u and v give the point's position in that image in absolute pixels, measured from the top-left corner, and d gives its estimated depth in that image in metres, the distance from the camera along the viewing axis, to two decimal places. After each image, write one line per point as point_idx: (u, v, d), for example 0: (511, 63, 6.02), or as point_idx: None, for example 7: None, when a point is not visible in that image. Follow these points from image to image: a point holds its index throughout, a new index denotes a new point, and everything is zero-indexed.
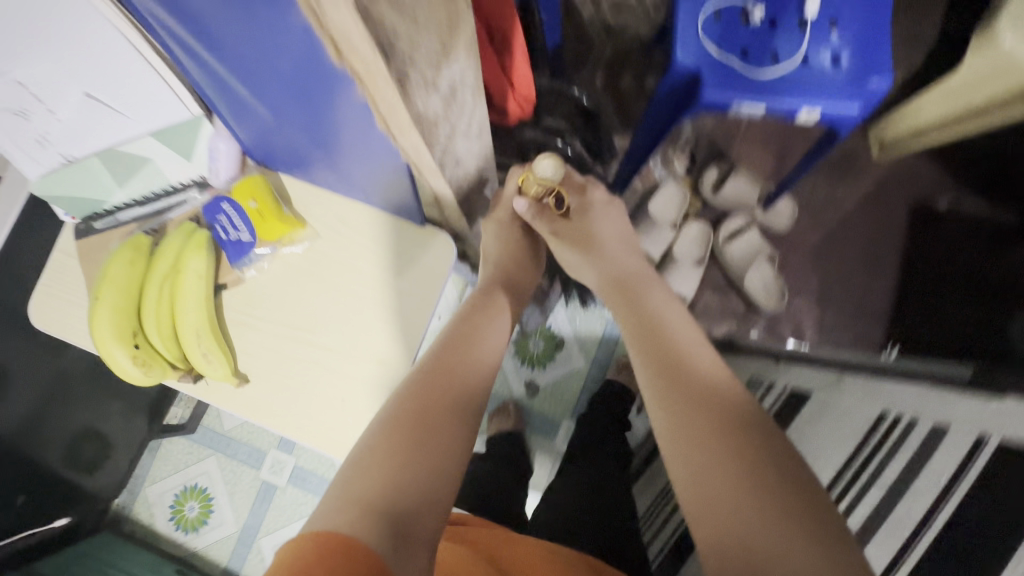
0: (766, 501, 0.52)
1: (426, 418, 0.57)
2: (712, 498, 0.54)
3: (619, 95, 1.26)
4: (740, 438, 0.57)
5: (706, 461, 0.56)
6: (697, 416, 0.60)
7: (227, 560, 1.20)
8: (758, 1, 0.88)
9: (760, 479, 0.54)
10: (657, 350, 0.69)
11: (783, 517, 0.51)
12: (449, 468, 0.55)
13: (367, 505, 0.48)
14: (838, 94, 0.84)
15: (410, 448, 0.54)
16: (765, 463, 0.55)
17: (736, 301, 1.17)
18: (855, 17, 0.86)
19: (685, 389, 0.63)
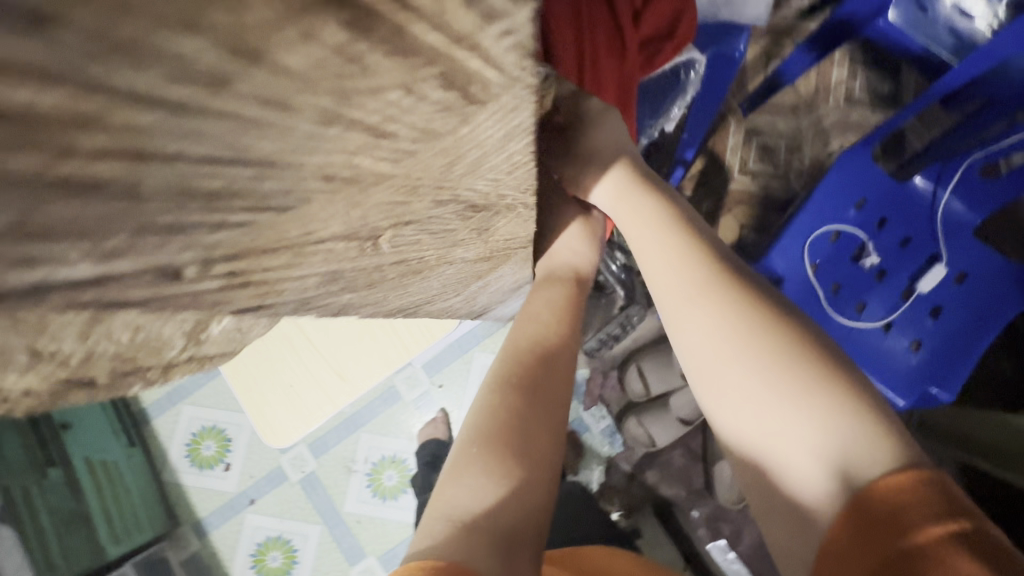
0: (810, 406, 0.39)
1: (517, 412, 0.42)
2: (748, 435, 0.42)
3: (716, 230, 1.23)
4: (764, 343, 0.42)
5: (741, 383, 0.42)
6: (710, 341, 0.44)
7: (148, 403, 1.26)
8: (881, 246, 0.84)
9: (797, 385, 0.40)
10: (655, 249, 0.48)
11: (834, 421, 0.38)
12: (541, 478, 0.41)
13: (469, 531, 0.37)
14: (898, 379, 0.81)
15: (502, 457, 0.40)
16: (804, 359, 0.41)
17: (697, 476, 1.13)
18: (957, 322, 0.82)
19: (692, 311, 0.45)
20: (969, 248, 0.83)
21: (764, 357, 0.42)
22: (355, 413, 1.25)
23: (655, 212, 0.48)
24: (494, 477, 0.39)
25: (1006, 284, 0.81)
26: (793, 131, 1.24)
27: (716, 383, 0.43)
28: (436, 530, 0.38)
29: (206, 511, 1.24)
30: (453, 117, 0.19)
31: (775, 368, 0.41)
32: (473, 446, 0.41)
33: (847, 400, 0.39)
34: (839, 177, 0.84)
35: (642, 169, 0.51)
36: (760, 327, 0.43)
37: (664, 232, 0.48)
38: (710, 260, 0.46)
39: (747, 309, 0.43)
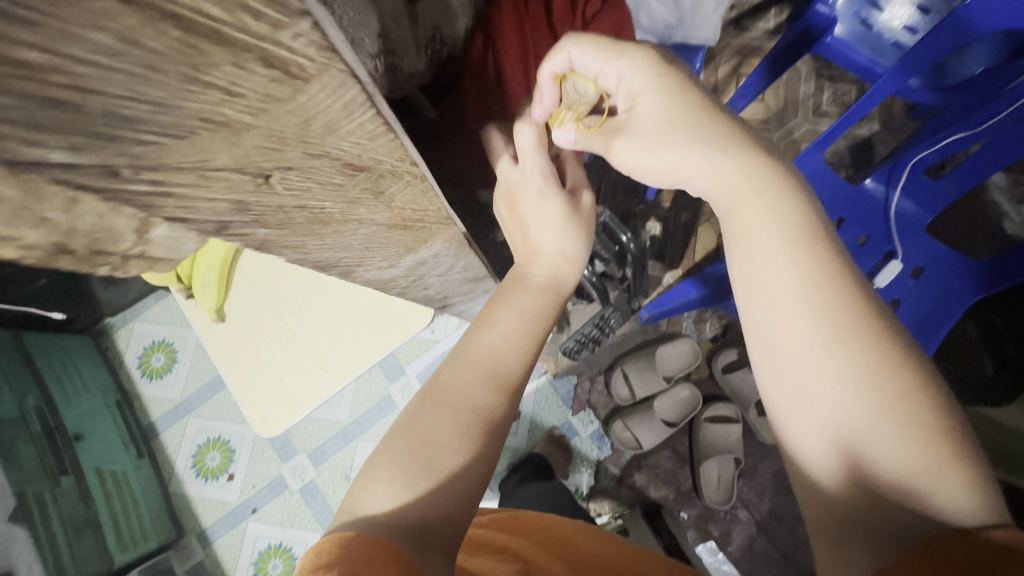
0: (948, 472, 0.36)
1: (437, 422, 0.44)
2: (851, 472, 0.39)
3: (694, 237, 1.28)
4: (904, 387, 0.38)
5: (879, 433, 0.38)
6: (850, 384, 0.39)
7: (156, 417, 1.34)
8: (838, 245, 0.90)
9: (936, 446, 0.36)
10: (782, 266, 0.42)
11: (958, 485, 0.36)
12: (455, 497, 0.42)
13: (370, 525, 0.39)
14: None
15: (411, 458, 0.42)
16: (946, 422, 0.37)
17: (685, 477, 1.21)
18: (914, 314, 0.86)
19: (838, 347, 0.39)
20: (922, 245, 0.88)
21: (906, 411, 0.37)
22: (352, 422, 1.30)
23: (790, 239, 0.43)
24: (402, 474, 0.42)
25: (957, 278, 0.86)
26: (764, 143, 1.30)
27: (829, 420, 0.39)
28: (350, 522, 0.40)
29: (209, 521, 1.28)
30: (289, 85, 0.18)
31: (912, 419, 0.37)
32: (401, 452, 0.43)
33: (965, 460, 0.37)
34: (794, 184, 0.89)
35: (747, 176, 0.45)
36: (905, 372, 0.38)
37: (797, 254, 0.42)
38: (851, 293, 0.41)
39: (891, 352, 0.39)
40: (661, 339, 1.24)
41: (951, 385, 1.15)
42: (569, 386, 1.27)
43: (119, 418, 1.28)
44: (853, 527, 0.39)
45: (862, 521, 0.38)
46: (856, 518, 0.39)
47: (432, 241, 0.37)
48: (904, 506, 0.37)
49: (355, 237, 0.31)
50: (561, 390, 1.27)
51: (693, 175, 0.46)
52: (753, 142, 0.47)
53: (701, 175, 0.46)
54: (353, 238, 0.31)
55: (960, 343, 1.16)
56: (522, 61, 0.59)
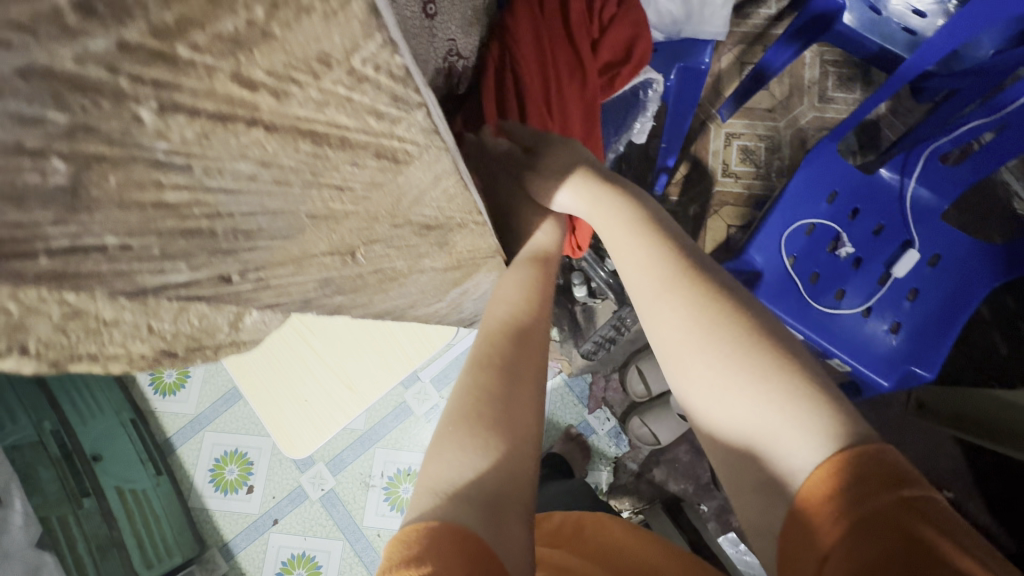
0: (772, 388, 0.42)
1: (492, 390, 0.45)
2: (721, 417, 0.45)
3: (703, 229, 1.28)
4: (722, 326, 0.46)
5: (704, 371, 0.45)
6: (678, 333, 0.48)
7: (171, 433, 1.33)
8: (853, 235, 0.89)
9: (756, 370, 0.43)
10: (634, 245, 0.53)
11: (784, 397, 0.42)
12: (525, 453, 0.44)
13: (454, 498, 0.40)
14: (877, 363, 0.85)
15: (476, 427, 0.43)
16: (762, 347, 0.44)
17: (704, 469, 1.21)
18: (933, 302, 0.86)
19: (660, 304, 0.49)
20: (939, 232, 0.88)
21: (725, 345, 0.45)
22: (369, 430, 1.30)
23: (630, 222, 0.53)
24: (472, 447, 0.43)
25: (976, 263, 0.86)
26: (771, 132, 1.29)
27: (678, 373, 0.48)
28: (425, 500, 0.41)
29: (231, 534, 1.29)
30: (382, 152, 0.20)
31: (736, 346, 0.45)
32: (460, 423, 0.44)
33: (803, 376, 0.43)
34: (808, 175, 0.89)
35: (609, 177, 0.56)
36: (730, 312, 0.47)
37: (640, 232, 0.53)
38: (674, 256, 0.51)
39: (715, 298, 0.47)
40: None
41: (967, 368, 1.15)
42: (584, 383, 1.28)
43: (135, 435, 1.28)
44: (744, 469, 0.43)
45: (747, 460, 0.43)
46: (742, 455, 0.43)
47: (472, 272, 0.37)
48: (754, 434, 0.42)
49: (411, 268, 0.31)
50: (576, 389, 1.29)
51: (572, 194, 0.55)
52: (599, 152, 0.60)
53: (574, 186, 0.55)
54: (405, 276, 0.32)
55: (973, 325, 1.17)
56: (540, 74, 0.58)
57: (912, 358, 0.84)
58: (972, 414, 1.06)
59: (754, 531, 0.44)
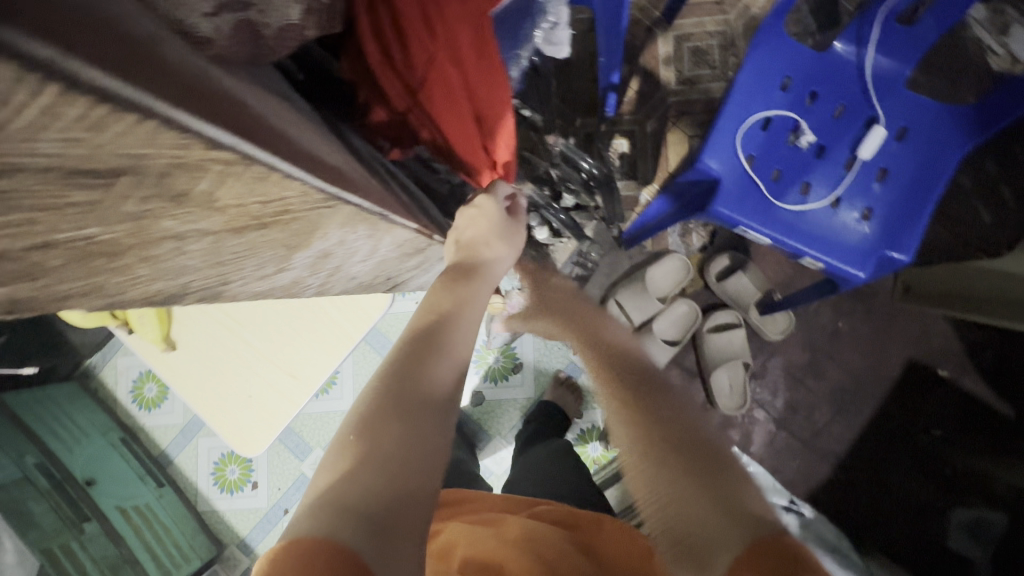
0: (706, 482, 0.55)
1: (403, 400, 0.46)
2: (669, 506, 0.56)
3: (664, 145, 1.20)
4: (678, 436, 0.61)
5: (662, 471, 0.58)
6: (642, 440, 0.63)
7: (166, 444, 1.33)
8: (813, 121, 0.82)
9: (699, 468, 0.57)
10: (626, 403, 0.71)
11: (717, 488, 0.55)
12: (426, 466, 0.45)
13: (340, 509, 0.40)
14: (850, 255, 0.80)
15: (379, 441, 0.44)
16: (703, 454, 0.59)
17: (697, 391, 1.19)
18: (904, 179, 0.80)
19: (626, 426, 0.67)
20: (904, 102, 0.81)
21: (676, 447, 0.60)
22: None
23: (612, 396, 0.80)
24: (370, 462, 0.42)
25: (946, 128, 0.80)
26: (722, 27, 1.19)
27: (640, 478, 0.61)
28: (313, 510, 0.40)
29: (246, 530, 1.30)
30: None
31: (682, 450, 0.59)
32: (365, 434, 0.44)
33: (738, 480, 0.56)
34: (759, 60, 0.80)
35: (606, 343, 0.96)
36: (681, 430, 0.63)
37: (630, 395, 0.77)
38: (654, 402, 0.71)
39: (673, 420, 0.65)
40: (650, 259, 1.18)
41: (952, 244, 1.11)
42: None
43: (128, 453, 1.27)
44: (682, 546, 0.54)
45: (685, 539, 0.53)
46: (686, 533, 0.53)
47: (325, 230, 0.32)
48: (692, 524, 0.53)
49: (208, 231, 0.25)
50: None
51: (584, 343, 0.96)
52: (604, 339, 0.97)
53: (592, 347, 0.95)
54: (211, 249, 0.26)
55: (953, 197, 1.11)
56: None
57: (883, 247, 0.80)
58: (959, 290, 1.03)
59: None
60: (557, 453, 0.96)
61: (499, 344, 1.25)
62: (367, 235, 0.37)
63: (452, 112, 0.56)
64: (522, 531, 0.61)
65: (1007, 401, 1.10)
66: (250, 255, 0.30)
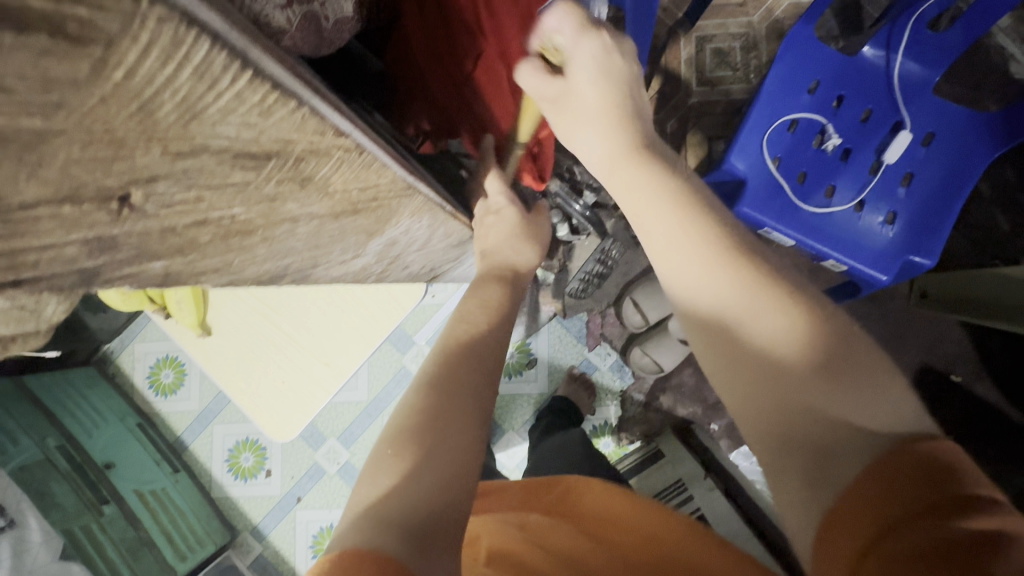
0: (842, 382, 0.38)
1: (435, 410, 0.46)
2: (776, 406, 0.39)
3: (684, 145, 1.21)
4: (792, 323, 0.40)
5: (762, 360, 0.40)
6: (711, 296, 0.43)
7: (181, 431, 1.33)
8: (840, 124, 0.83)
9: (810, 352, 0.39)
10: (659, 235, 0.45)
11: (851, 387, 0.37)
12: (461, 476, 0.44)
13: (380, 520, 0.40)
14: (872, 258, 0.81)
15: (414, 452, 0.44)
16: (847, 370, 0.38)
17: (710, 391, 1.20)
18: (929, 184, 0.81)
19: (692, 224, 0.44)
20: (930, 107, 0.82)
21: (778, 316, 0.40)
22: (373, 400, 1.30)
23: (621, 146, 0.48)
24: (407, 472, 0.43)
25: (972, 136, 0.80)
26: (745, 29, 1.20)
27: (721, 349, 0.42)
28: (356, 522, 0.41)
29: (259, 516, 1.31)
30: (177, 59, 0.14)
31: (802, 352, 0.39)
32: (400, 452, 0.44)
33: (868, 363, 0.39)
34: (788, 62, 0.81)
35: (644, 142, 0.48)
36: (788, 310, 0.40)
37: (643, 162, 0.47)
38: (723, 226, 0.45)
39: (802, 312, 0.40)
40: None
41: (969, 250, 1.11)
42: (581, 323, 1.26)
43: (145, 439, 1.28)
44: (789, 451, 0.38)
45: (796, 441, 0.38)
46: (790, 434, 0.38)
47: (397, 219, 0.34)
48: (822, 422, 0.37)
49: (307, 212, 0.27)
50: (573, 329, 1.26)
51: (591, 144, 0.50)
52: (646, 138, 0.49)
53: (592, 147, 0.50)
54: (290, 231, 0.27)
55: (972, 204, 1.12)
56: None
57: (906, 251, 0.80)
58: (974, 295, 1.05)
59: (784, 509, 0.40)
60: (574, 448, 0.97)
61: (515, 339, 1.26)
62: (423, 227, 0.38)
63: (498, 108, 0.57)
64: (539, 521, 0.62)
65: (1018, 407, 1.11)
66: (330, 240, 0.31)
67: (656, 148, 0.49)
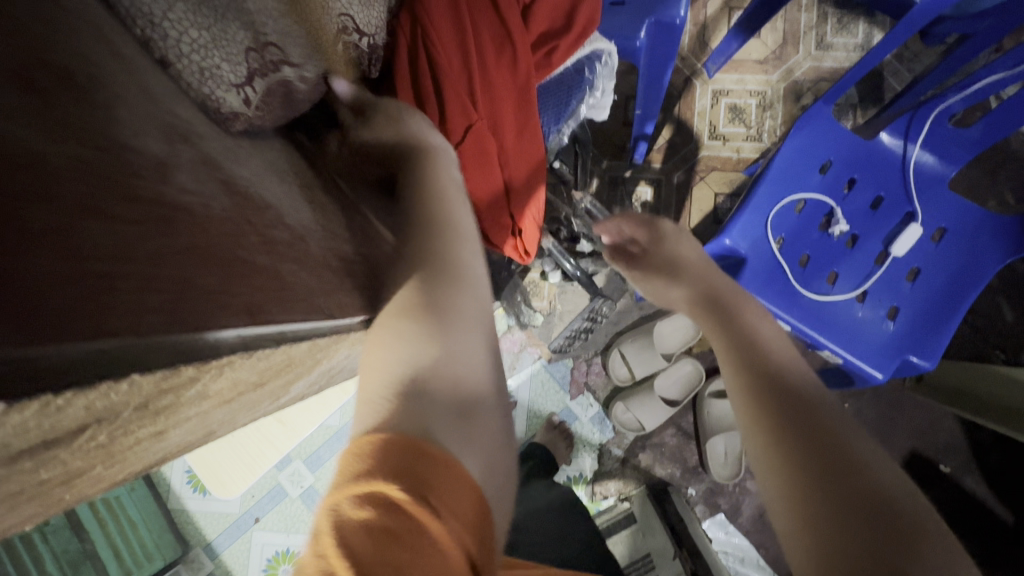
0: (891, 533, 0.32)
1: (418, 281, 0.35)
2: (814, 534, 0.33)
3: (690, 198, 1.17)
4: (843, 453, 0.36)
5: (805, 478, 0.35)
6: (764, 402, 0.41)
7: None
8: (848, 211, 0.79)
9: (856, 486, 0.34)
10: (726, 349, 0.47)
11: (897, 537, 0.32)
12: (479, 345, 0.36)
13: (406, 399, 0.30)
14: (869, 355, 0.76)
15: (410, 321, 0.34)
16: (898, 520, 0.33)
17: (691, 453, 1.17)
18: (935, 283, 0.78)
19: (755, 343, 0.46)
20: (943, 204, 0.79)
21: (829, 442, 0.37)
22: (344, 426, 1.26)
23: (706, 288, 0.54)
24: (411, 343, 0.33)
25: (985, 237, 0.77)
26: (762, 87, 1.17)
27: (767, 464, 0.38)
28: (366, 415, 0.30)
29: (214, 533, 1.26)
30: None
31: (849, 482, 0.34)
32: (396, 320, 0.34)
33: (920, 522, 0.33)
34: (802, 138, 0.77)
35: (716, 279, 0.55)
36: (841, 442, 0.37)
37: (728, 301, 0.52)
38: (790, 360, 0.45)
39: (853, 449, 0.37)
40: (659, 315, 1.15)
41: (971, 339, 1.08)
42: (565, 369, 1.21)
43: None
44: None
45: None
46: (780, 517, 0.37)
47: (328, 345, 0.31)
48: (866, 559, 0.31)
49: (195, 412, 0.23)
50: (557, 375, 1.21)
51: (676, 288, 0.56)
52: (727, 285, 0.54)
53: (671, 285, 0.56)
54: (172, 421, 0.23)
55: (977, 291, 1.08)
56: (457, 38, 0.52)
57: (907, 350, 0.77)
58: (968, 389, 1.01)
59: None
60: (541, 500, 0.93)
61: None
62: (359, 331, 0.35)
63: (476, 157, 0.54)
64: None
65: (1005, 504, 1.07)
66: (233, 403, 0.26)
67: (742, 300, 0.52)
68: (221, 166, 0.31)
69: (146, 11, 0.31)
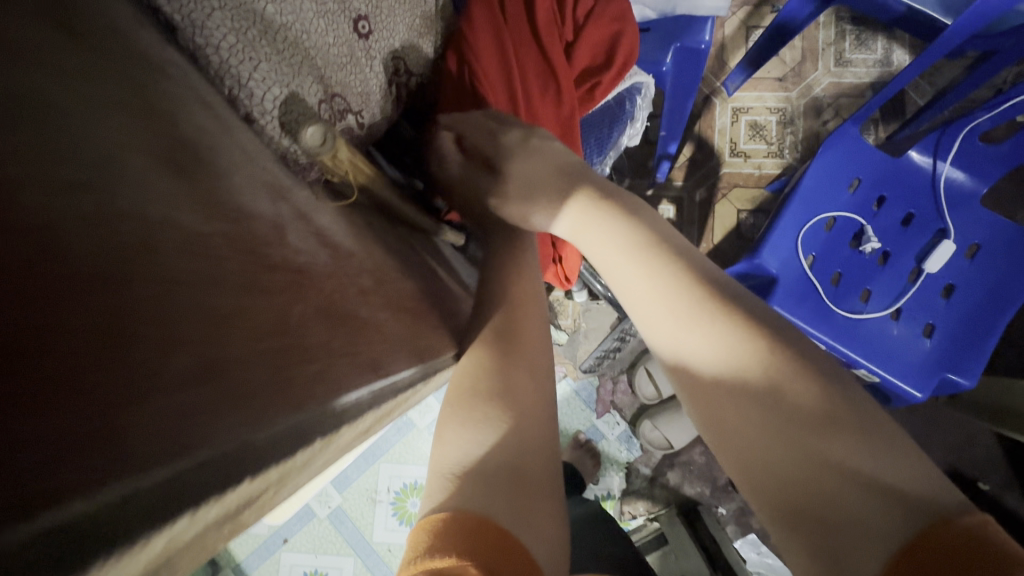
0: (846, 448, 0.34)
1: (487, 365, 0.40)
2: (781, 476, 0.36)
3: (713, 215, 1.18)
4: (791, 390, 0.37)
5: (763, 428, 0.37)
6: (705, 354, 0.40)
7: None
8: (879, 228, 0.80)
9: (811, 422, 0.35)
10: (649, 306, 0.43)
11: (850, 451, 0.34)
12: (541, 418, 0.39)
13: (473, 477, 0.34)
14: (907, 373, 0.76)
15: (481, 401, 0.38)
16: (850, 436, 0.34)
17: (720, 471, 1.16)
18: (971, 300, 0.77)
19: (674, 295, 0.41)
20: (976, 219, 0.78)
21: (777, 383, 0.37)
22: (371, 446, 1.27)
23: (621, 232, 0.46)
24: (480, 421, 0.36)
25: (1021, 252, 0.76)
26: (782, 104, 1.18)
27: (729, 419, 0.38)
28: (437, 489, 0.34)
29: (243, 554, 1.27)
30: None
31: (803, 421, 0.35)
32: (466, 400, 0.38)
33: (870, 426, 0.35)
34: (830, 157, 0.78)
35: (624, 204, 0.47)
36: (783, 374, 0.37)
37: (636, 244, 0.45)
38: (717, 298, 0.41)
39: (793, 376, 0.37)
40: None
41: (1005, 353, 1.06)
42: (591, 387, 1.21)
43: None
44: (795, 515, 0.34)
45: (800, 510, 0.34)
46: (803, 514, 0.34)
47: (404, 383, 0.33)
48: (829, 491, 0.34)
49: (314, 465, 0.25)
50: (583, 394, 1.22)
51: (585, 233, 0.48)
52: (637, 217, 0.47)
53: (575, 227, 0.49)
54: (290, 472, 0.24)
55: None
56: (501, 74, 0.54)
57: (946, 367, 0.76)
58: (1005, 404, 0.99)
59: None
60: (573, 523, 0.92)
61: None
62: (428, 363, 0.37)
63: None
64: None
65: None
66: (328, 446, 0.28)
67: (660, 232, 0.46)
68: (292, 227, 0.32)
69: (236, 75, 0.36)
